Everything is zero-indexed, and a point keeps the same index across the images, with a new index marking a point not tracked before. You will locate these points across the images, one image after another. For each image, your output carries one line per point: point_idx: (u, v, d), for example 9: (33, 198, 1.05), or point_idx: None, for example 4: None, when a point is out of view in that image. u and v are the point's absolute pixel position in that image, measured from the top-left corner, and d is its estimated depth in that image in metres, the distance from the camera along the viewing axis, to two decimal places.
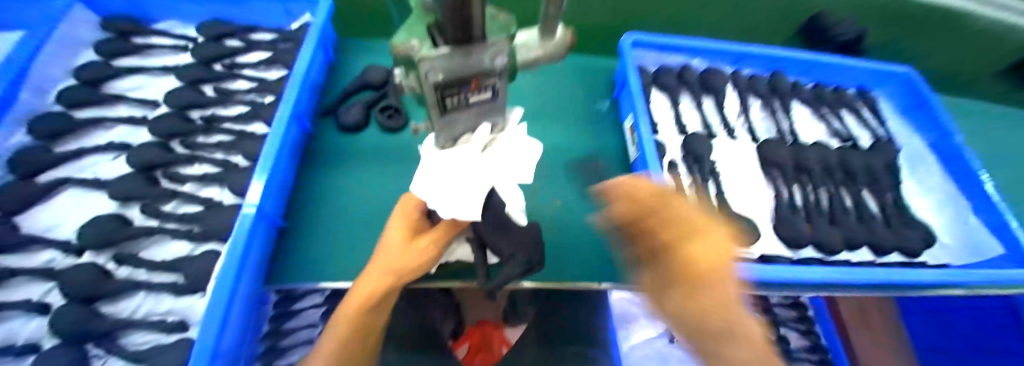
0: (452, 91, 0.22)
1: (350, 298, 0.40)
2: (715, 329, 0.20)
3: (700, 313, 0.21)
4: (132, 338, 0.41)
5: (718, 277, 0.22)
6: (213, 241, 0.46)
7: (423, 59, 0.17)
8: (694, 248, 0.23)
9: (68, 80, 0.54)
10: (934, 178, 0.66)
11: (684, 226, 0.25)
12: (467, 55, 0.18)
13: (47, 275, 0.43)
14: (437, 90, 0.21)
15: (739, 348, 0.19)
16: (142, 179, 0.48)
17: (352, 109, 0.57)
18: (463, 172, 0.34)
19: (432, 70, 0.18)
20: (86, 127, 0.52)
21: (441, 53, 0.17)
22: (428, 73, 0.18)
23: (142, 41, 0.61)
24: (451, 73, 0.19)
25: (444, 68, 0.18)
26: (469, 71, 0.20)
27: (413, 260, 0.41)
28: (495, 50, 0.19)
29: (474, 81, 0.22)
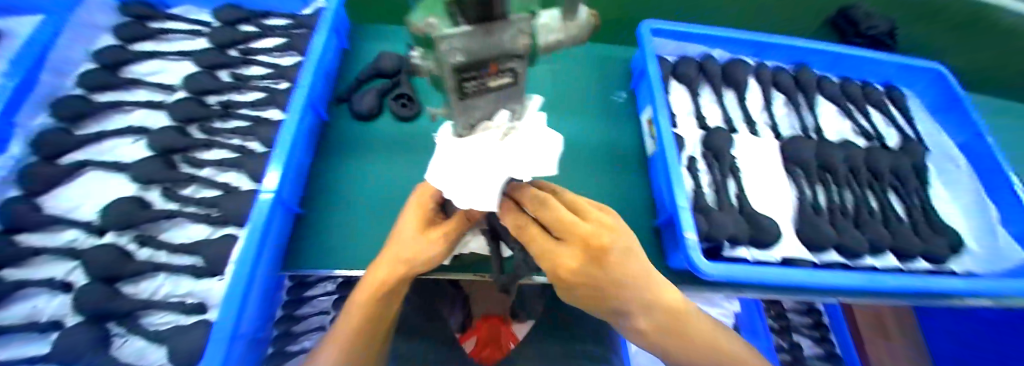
0: (471, 74, 0.21)
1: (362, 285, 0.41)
2: (616, 303, 0.39)
3: (607, 302, 0.38)
4: (153, 318, 0.42)
5: (589, 278, 0.36)
6: (231, 225, 0.46)
7: (442, 38, 0.15)
8: (563, 266, 0.35)
9: (87, 64, 0.55)
10: (964, 178, 0.63)
11: (551, 255, 0.35)
12: (488, 33, 0.17)
13: (71, 254, 0.44)
14: (456, 73, 0.20)
15: (627, 303, 0.38)
16: (161, 162, 0.48)
17: (365, 97, 0.57)
18: (479, 161, 0.32)
19: (452, 51, 0.16)
20: (105, 109, 0.53)
21: (461, 32, 0.15)
22: (447, 55, 0.16)
23: (158, 26, 0.61)
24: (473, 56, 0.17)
25: (465, 48, 0.17)
26: (491, 51, 0.18)
27: (425, 253, 0.40)
28: (519, 29, 0.18)
29: (494, 64, 0.20)
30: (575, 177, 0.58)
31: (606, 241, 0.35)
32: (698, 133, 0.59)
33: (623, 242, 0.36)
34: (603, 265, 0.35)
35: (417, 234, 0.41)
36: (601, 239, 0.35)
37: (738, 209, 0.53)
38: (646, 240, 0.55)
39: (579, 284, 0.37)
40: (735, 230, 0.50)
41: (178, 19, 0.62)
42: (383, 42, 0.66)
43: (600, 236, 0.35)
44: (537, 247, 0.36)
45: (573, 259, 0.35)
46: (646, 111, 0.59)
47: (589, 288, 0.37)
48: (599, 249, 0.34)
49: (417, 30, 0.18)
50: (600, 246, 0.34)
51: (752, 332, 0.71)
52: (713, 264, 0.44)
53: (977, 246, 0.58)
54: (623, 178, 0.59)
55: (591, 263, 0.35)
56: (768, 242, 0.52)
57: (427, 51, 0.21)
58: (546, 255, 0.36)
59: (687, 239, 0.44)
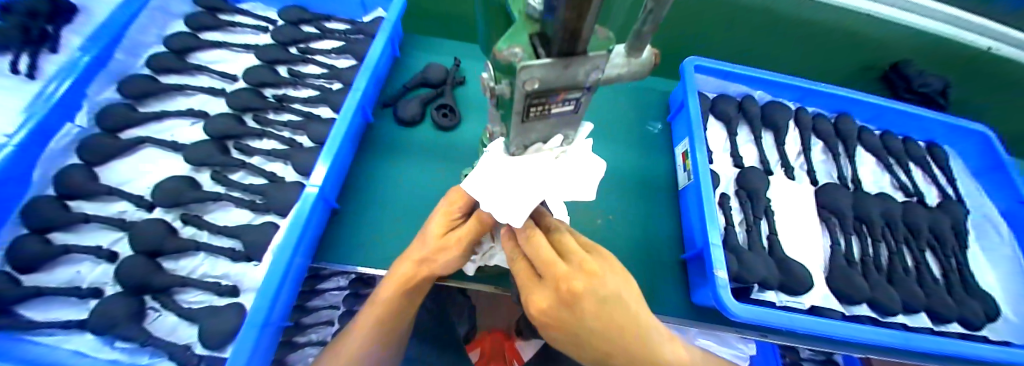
0: (539, 101, 0.22)
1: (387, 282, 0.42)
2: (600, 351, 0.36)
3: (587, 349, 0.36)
4: (187, 296, 0.43)
5: (563, 321, 0.34)
6: (272, 213, 0.48)
7: (524, 67, 0.16)
8: (535, 304, 0.35)
9: (157, 47, 0.59)
10: (1003, 244, 0.61)
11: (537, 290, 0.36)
12: (566, 66, 0.18)
13: (120, 226, 0.46)
14: (526, 98, 0.21)
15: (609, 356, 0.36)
16: (215, 147, 0.51)
17: (410, 103, 0.59)
18: (528, 178, 0.33)
19: (530, 78, 0.17)
20: (167, 90, 0.56)
21: (542, 63, 0.17)
22: (528, 81, 0.18)
23: (227, 18, 0.64)
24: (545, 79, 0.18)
25: (542, 78, 0.18)
26: (563, 82, 0.20)
27: (440, 256, 0.41)
28: (591, 64, 0.19)
29: (562, 93, 0.22)
30: (606, 201, 0.58)
31: (578, 287, 0.32)
32: (732, 171, 0.59)
33: (604, 290, 0.33)
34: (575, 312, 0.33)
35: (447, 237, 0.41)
36: (573, 284, 0.32)
37: (770, 252, 0.53)
38: (672, 272, 0.54)
39: (555, 327, 0.35)
40: (765, 273, 0.49)
41: (246, 14, 0.64)
42: (432, 52, 0.68)
43: (573, 281, 0.33)
44: (525, 284, 0.37)
45: (545, 298, 0.34)
46: (682, 144, 0.60)
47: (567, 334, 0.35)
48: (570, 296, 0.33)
49: (502, 59, 0.19)
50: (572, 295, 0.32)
51: None
52: (744, 307, 0.43)
53: (1013, 313, 0.57)
54: (654, 209, 0.59)
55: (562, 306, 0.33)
56: (799, 289, 0.51)
57: (501, 76, 0.23)
58: (530, 290, 0.36)
59: (718, 277, 0.44)
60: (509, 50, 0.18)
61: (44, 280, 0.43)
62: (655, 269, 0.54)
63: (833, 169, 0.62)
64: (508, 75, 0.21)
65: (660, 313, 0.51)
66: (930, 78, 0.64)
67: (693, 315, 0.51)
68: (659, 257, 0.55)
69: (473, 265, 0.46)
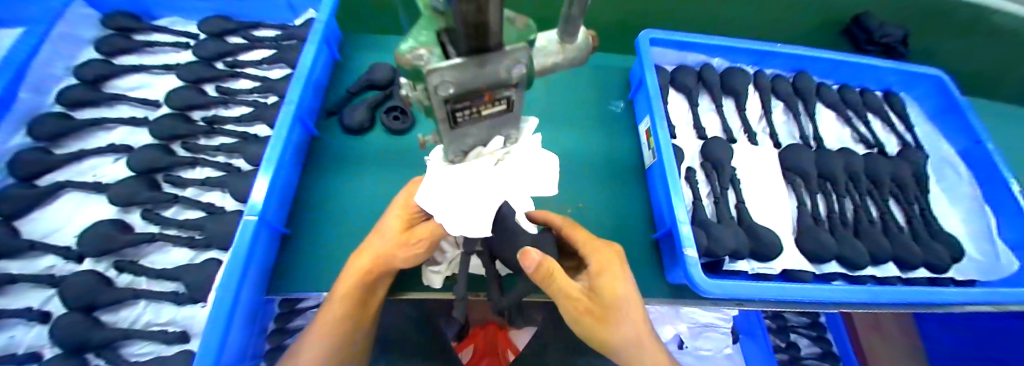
0: (463, 104, 0.19)
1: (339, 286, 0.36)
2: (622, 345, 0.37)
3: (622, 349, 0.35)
4: (134, 348, 0.41)
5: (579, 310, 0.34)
6: (215, 248, 0.45)
7: (431, 70, 0.14)
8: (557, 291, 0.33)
9: (70, 79, 0.52)
10: (964, 183, 0.62)
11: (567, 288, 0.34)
12: (482, 65, 0.15)
13: (48, 282, 0.42)
14: (447, 104, 0.18)
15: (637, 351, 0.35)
16: (143, 183, 0.47)
17: (356, 110, 0.55)
18: (472, 187, 0.30)
19: (443, 84, 0.14)
20: (84, 127, 0.50)
21: (453, 64, 0.14)
22: (438, 87, 0.15)
23: (143, 38, 0.58)
24: (461, 83, 0.15)
25: (457, 81, 0.15)
26: (485, 81, 0.17)
27: (403, 252, 0.36)
28: (514, 58, 0.16)
29: (487, 93, 0.19)
30: (572, 189, 0.57)
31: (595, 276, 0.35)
32: (697, 144, 0.58)
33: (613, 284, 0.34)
34: (616, 298, 0.33)
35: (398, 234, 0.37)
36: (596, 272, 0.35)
37: (739, 221, 0.52)
38: (644, 252, 0.53)
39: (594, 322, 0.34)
40: (734, 244, 0.48)
41: (163, 30, 0.58)
42: (376, 51, 0.64)
43: (607, 269, 0.35)
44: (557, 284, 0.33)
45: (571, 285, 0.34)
46: (644, 121, 0.58)
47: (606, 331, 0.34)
48: (604, 284, 0.34)
49: (406, 64, 0.16)
50: (611, 285, 0.34)
51: (751, 334, 0.71)
52: (714, 282, 0.42)
53: (978, 254, 0.58)
54: (621, 190, 0.57)
55: (596, 297, 0.34)
56: (770, 255, 0.51)
57: (414, 81, 0.20)
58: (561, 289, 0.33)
59: (687, 255, 0.43)
60: (412, 53, 0.15)
61: None
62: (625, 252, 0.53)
63: (795, 129, 0.62)
64: (421, 82, 0.18)
65: None
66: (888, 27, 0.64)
67: (667, 293, 0.51)
68: (628, 238, 0.54)
69: (437, 275, 0.44)
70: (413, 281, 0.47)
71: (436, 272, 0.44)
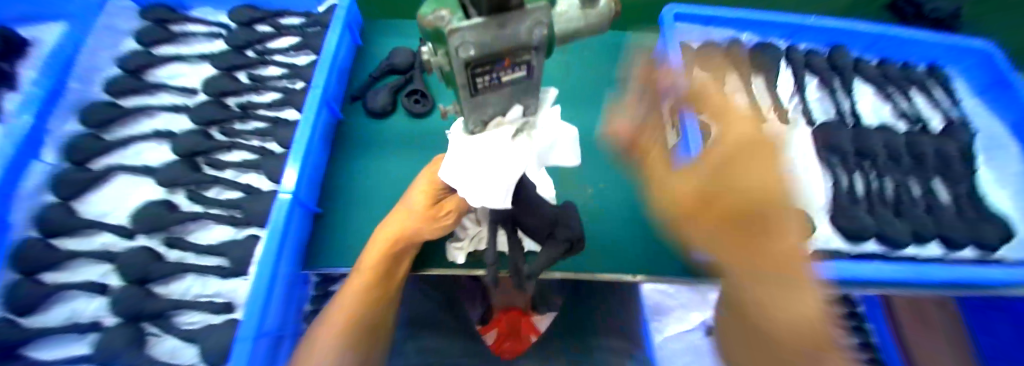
0: (483, 69, 0.20)
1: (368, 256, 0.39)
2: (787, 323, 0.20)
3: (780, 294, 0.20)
4: (184, 317, 0.43)
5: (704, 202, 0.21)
6: (254, 225, 0.47)
7: (452, 30, 0.15)
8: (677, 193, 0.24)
9: (113, 69, 0.55)
10: (1014, 162, 0.58)
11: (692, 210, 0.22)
12: (503, 27, 0.16)
13: (106, 257, 0.45)
14: (467, 67, 0.18)
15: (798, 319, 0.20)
16: (185, 165, 0.49)
17: (378, 94, 0.56)
18: (490, 164, 0.29)
19: (463, 45, 0.16)
20: (131, 114, 0.53)
21: (472, 23, 0.15)
22: (459, 49, 0.16)
23: (179, 29, 0.60)
24: (481, 46, 0.16)
25: (477, 43, 0.16)
26: (505, 45, 0.17)
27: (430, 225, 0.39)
28: (536, 20, 0.17)
29: (509, 57, 0.19)
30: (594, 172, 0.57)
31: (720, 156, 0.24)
32: None
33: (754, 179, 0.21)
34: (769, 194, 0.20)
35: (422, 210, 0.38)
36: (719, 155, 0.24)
37: None
38: None
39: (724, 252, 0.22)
40: None
41: (197, 22, 0.61)
42: (397, 37, 0.65)
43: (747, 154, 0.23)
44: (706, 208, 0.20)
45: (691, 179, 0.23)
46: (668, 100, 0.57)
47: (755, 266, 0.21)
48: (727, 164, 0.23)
49: (427, 24, 0.17)
50: (742, 171, 0.21)
51: None
52: None
53: None
54: None
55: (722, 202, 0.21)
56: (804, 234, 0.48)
57: (434, 47, 0.20)
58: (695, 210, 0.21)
59: None
60: (433, 14, 0.16)
61: (46, 320, 0.42)
62: (648, 231, 0.53)
63: (830, 105, 0.59)
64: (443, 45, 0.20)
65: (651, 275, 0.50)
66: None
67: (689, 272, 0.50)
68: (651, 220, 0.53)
69: (460, 251, 0.46)
70: (441, 257, 0.48)
71: (459, 249, 0.45)
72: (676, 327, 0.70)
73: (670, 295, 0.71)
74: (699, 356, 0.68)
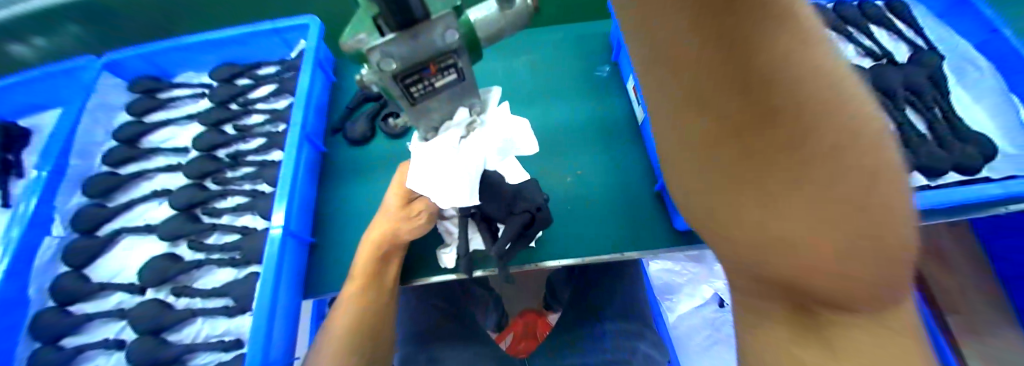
0: (412, 78, 0.21)
1: (358, 261, 0.41)
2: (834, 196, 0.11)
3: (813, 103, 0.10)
4: (197, 360, 0.45)
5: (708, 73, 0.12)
6: (254, 263, 0.49)
7: (370, 50, 0.18)
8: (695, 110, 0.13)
9: (111, 142, 0.59)
10: (987, 78, 0.58)
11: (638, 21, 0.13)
12: (414, 37, 0.18)
13: (120, 314, 0.47)
14: (397, 81, 0.21)
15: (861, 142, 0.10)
16: (185, 217, 0.52)
17: (357, 122, 0.60)
18: (448, 164, 0.31)
19: (385, 59, 0.18)
20: (130, 180, 0.56)
21: (387, 40, 0.18)
22: (383, 64, 0.19)
23: (166, 95, 0.63)
24: (402, 58, 0.19)
25: (398, 55, 0.19)
26: (425, 52, 0.19)
27: (405, 225, 0.41)
28: (445, 25, 0.18)
29: (433, 64, 0.21)
30: (572, 158, 0.58)
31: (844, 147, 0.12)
32: None
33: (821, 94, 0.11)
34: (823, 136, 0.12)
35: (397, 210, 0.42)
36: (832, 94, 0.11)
37: None
38: (650, 204, 0.54)
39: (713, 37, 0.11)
40: None
41: (183, 86, 0.64)
42: None
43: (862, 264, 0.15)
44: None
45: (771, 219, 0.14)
46: (631, 78, 0.59)
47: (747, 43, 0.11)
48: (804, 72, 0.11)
49: (350, 47, 0.19)
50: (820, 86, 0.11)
51: None
52: None
53: (1011, 147, 0.53)
54: (621, 149, 0.58)
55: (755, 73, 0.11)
56: None
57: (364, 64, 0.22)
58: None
59: None
60: (353, 38, 0.18)
61: None
62: (632, 206, 0.54)
63: None
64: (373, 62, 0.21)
65: (638, 250, 0.51)
66: None
67: (676, 240, 0.51)
68: (631, 196, 0.54)
69: (448, 256, 0.46)
70: (432, 264, 0.49)
71: (447, 253, 0.46)
72: (689, 304, 0.69)
73: (678, 272, 0.71)
74: (716, 329, 0.68)
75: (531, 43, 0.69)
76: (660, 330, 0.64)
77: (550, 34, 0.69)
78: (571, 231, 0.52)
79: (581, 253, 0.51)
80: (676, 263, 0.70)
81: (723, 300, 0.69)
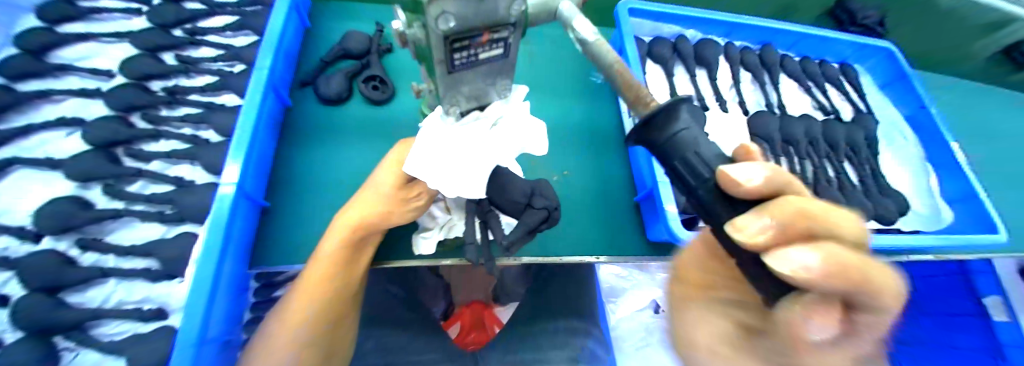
0: (462, 44, 0.20)
1: (327, 241, 0.37)
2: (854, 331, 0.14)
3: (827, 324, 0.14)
4: (105, 328, 0.39)
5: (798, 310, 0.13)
6: (189, 222, 0.43)
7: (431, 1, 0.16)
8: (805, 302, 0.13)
9: (8, 49, 0.46)
10: (908, 146, 0.68)
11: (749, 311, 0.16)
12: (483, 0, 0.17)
13: (2, 265, 0.38)
14: (446, 42, 0.19)
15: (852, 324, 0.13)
16: (102, 157, 0.43)
17: (332, 80, 0.52)
18: (461, 150, 0.30)
19: (442, 15, 0.17)
20: (28, 100, 0.45)
21: None
22: (438, 21, 0.17)
23: (89, 5, 0.51)
24: (464, 15, 0.18)
25: (458, 14, 0.17)
26: (484, 19, 0.18)
27: (401, 206, 0.39)
28: None
29: (487, 32, 0.20)
30: (559, 157, 0.58)
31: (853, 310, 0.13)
32: None
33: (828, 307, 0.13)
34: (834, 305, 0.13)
35: (393, 191, 0.38)
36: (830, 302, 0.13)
37: None
38: (625, 212, 0.56)
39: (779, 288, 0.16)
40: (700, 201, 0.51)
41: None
42: (349, 16, 0.60)
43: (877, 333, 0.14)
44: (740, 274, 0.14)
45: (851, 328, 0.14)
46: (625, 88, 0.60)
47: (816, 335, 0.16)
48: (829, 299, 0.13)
49: None
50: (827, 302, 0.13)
51: None
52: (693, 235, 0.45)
53: (920, 208, 0.64)
54: (605, 156, 0.59)
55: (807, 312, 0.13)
56: None
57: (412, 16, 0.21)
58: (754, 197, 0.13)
59: (667, 211, 0.46)
60: None
61: None
62: (609, 212, 0.55)
63: (762, 98, 0.66)
64: (420, 16, 0.20)
65: (609, 255, 0.52)
66: (868, 9, 0.69)
67: (645, 251, 0.54)
68: (612, 203, 0.56)
69: (427, 240, 0.43)
70: (404, 249, 0.47)
71: (427, 238, 0.43)
72: (630, 307, 0.74)
73: (624, 276, 0.75)
74: (650, 332, 0.73)
75: (534, 33, 0.66)
76: (601, 326, 0.66)
77: (554, 29, 0.67)
78: (548, 232, 0.52)
79: (555, 253, 0.51)
80: (622, 269, 0.75)
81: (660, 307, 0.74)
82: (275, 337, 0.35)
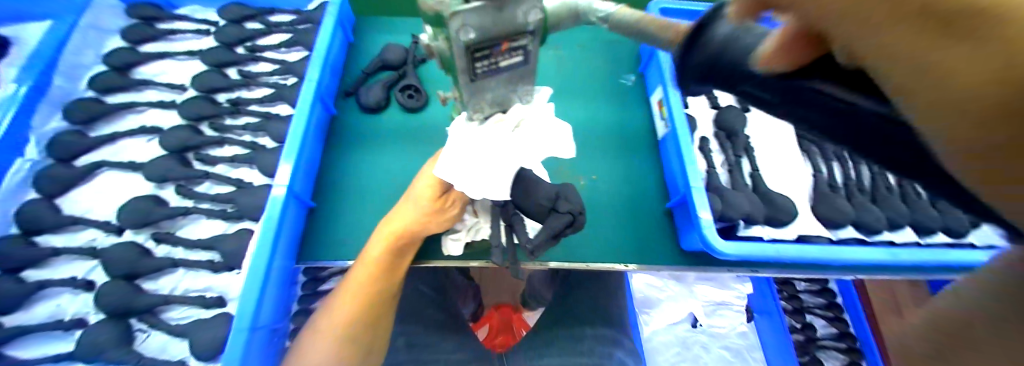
0: (483, 53, 0.22)
1: (373, 245, 0.39)
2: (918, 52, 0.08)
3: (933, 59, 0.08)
4: (172, 313, 0.43)
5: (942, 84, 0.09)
6: (246, 219, 0.47)
7: (452, 14, 0.19)
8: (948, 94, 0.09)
9: (98, 66, 0.54)
10: None
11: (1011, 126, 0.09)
12: (499, 9, 0.20)
13: (91, 253, 0.44)
14: (468, 52, 0.22)
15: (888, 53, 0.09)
16: (175, 160, 0.49)
17: (372, 89, 0.56)
18: (492, 151, 0.31)
19: (463, 27, 0.20)
20: (117, 110, 0.52)
21: (472, 6, 0.19)
22: (459, 32, 0.20)
23: (166, 27, 0.58)
24: (484, 25, 0.20)
25: (477, 25, 0.20)
26: (502, 28, 0.21)
27: (437, 217, 0.40)
28: (530, 5, 0.21)
29: (507, 40, 0.22)
30: (587, 162, 0.57)
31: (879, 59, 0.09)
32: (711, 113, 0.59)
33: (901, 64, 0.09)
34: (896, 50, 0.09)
35: (432, 203, 0.39)
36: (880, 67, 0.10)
37: (735, 185, 0.52)
38: (658, 219, 0.54)
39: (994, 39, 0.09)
40: (743, 208, 0.48)
41: (184, 19, 0.59)
42: (389, 30, 0.64)
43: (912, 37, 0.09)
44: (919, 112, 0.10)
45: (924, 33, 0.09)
46: (656, 92, 0.59)
47: (980, 47, 0.07)
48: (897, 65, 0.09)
49: (430, 9, 0.21)
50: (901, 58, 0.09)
51: (766, 312, 0.67)
52: (730, 244, 0.43)
53: None
54: (635, 160, 0.58)
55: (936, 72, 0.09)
56: (775, 221, 0.50)
57: (434, 28, 0.23)
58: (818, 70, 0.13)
59: (701, 218, 0.44)
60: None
61: (26, 319, 0.41)
62: (641, 218, 0.54)
63: None
64: (443, 30, 0.22)
65: (640, 263, 0.51)
66: None
67: (681, 260, 0.51)
68: (643, 209, 0.54)
69: (456, 242, 0.44)
70: (434, 250, 0.48)
71: (456, 240, 0.44)
72: (664, 320, 0.70)
73: (657, 286, 0.71)
74: (685, 347, 0.68)
75: (560, 40, 0.67)
76: (634, 339, 0.63)
77: (581, 34, 0.67)
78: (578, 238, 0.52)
79: (585, 259, 0.50)
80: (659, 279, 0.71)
81: (696, 320, 0.69)
82: (320, 329, 0.38)
